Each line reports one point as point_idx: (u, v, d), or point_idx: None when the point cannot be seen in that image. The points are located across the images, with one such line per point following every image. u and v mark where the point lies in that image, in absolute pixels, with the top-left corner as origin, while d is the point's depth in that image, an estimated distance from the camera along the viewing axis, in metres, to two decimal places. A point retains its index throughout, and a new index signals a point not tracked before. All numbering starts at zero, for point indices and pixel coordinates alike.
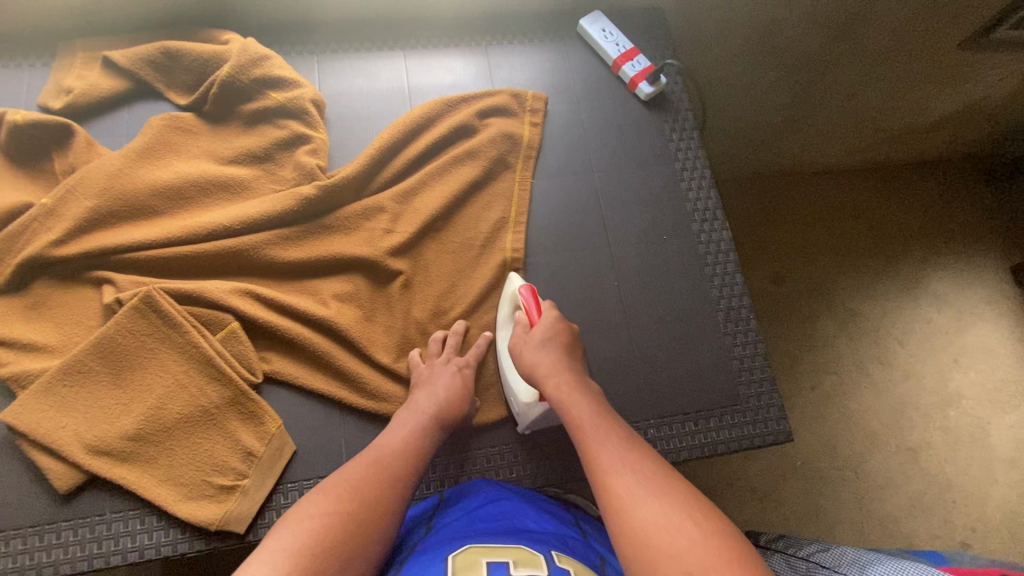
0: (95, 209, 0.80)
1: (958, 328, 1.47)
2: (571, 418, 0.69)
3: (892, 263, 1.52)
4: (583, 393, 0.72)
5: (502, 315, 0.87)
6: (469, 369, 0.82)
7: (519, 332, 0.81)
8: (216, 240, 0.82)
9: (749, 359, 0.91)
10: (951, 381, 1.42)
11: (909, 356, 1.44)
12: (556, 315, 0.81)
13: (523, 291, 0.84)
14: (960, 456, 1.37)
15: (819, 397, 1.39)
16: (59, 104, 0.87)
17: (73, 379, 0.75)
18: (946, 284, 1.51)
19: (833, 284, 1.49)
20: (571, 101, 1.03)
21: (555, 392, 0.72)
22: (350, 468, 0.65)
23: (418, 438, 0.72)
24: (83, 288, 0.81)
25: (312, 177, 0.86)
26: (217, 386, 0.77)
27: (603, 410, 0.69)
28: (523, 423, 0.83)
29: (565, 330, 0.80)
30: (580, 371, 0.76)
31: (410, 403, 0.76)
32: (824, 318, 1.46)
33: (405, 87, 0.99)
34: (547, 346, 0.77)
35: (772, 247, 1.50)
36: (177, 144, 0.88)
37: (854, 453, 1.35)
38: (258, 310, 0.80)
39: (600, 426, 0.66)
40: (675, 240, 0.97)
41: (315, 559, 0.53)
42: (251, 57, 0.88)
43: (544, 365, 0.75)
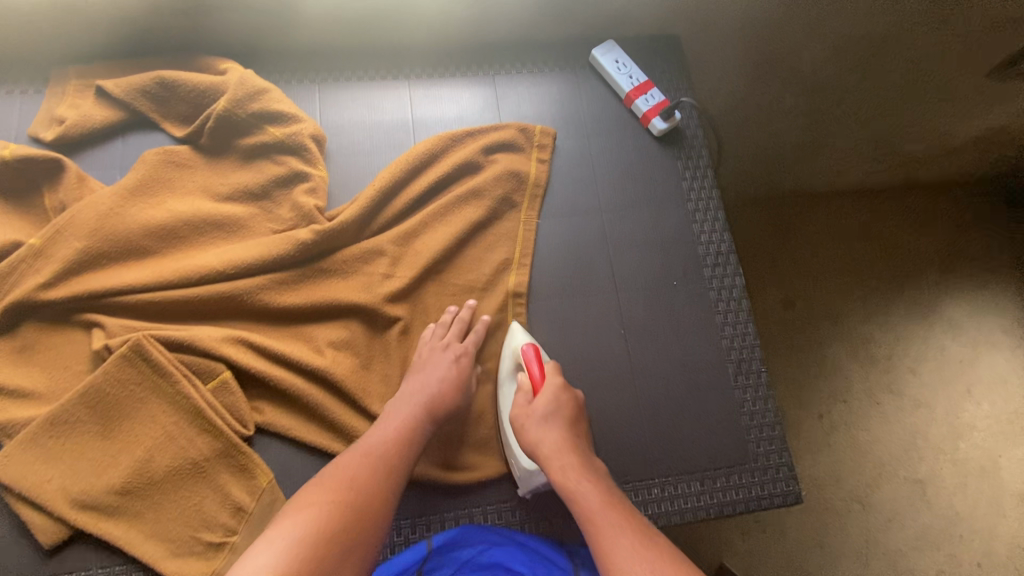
0: (85, 251, 0.77)
1: (970, 358, 1.39)
2: (580, 507, 0.68)
3: (906, 285, 1.42)
4: (588, 476, 0.71)
5: (504, 371, 0.84)
6: (466, 356, 0.81)
7: (521, 401, 0.79)
8: (209, 284, 0.79)
9: (759, 416, 0.88)
10: (962, 412, 1.36)
11: (920, 386, 1.37)
12: (560, 382, 0.78)
13: (525, 349, 0.81)
14: (971, 492, 1.32)
15: (827, 425, 1.34)
16: (52, 136, 0.85)
17: (58, 430, 0.73)
18: (963, 313, 1.41)
19: (844, 309, 1.39)
20: (580, 136, 0.99)
21: (561, 478, 0.71)
22: (348, 459, 0.68)
23: (414, 427, 0.73)
24: (73, 331, 0.78)
25: (310, 220, 0.83)
26: (208, 439, 0.75)
27: (610, 498, 0.69)
28: (526, 489, 0.79)
29: (569, 402, 0.77)
30: (583, 448, 0.75)
31: (406, 391, 0.77)
32: (833, 345, 1.37)
33: (409, 119, 0.95)
34: (551, 421, 0.75)
35: (782, 267, 1.41)
36: (171, 179, 0.85)
37: (861, 484, 1.31)
38: (250, 359, 0.77)
39: (611, 519, 0.66)
40: (685, 287, 0.93)
41: (317, 548, 0.58)
42: (248, 90, 0.84)
43: (549, 446, 0.74)
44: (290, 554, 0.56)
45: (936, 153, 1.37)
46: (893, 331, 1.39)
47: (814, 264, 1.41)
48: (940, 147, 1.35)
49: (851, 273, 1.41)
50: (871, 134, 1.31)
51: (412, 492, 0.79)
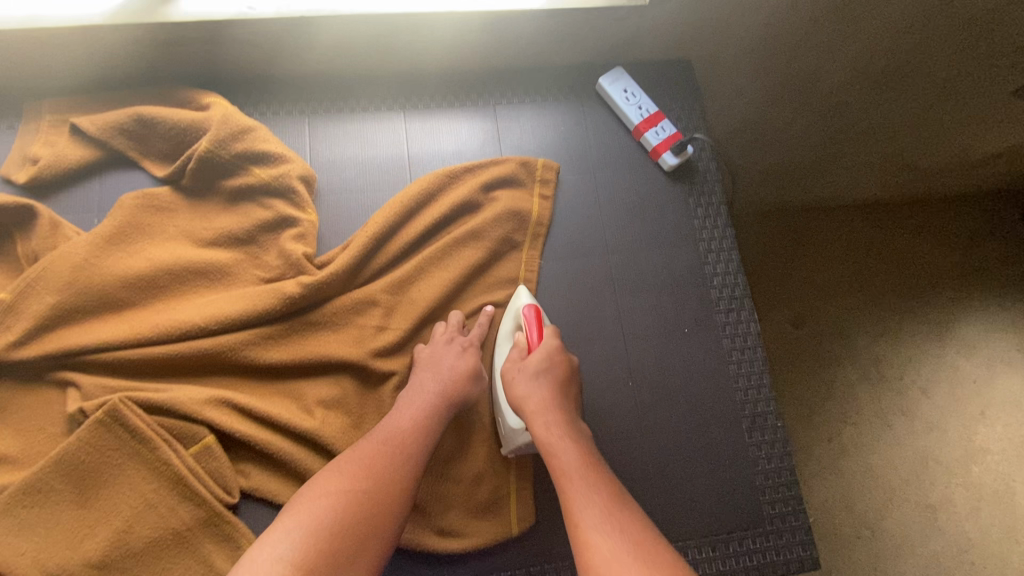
0: (58, 306, 0.72)
1: (986, 377, 1.31)
2: (556, 464, 0.68)
3: (919, 303, 1.36)
4: (570, 434, 0.71)
5: (503, 330, 0.83)
6: (473, 347, 0.80)
7: (514, 357, 0.78)
8: (189, 341, 0.74)
9: (774, 475, 0.84)
10: (975, 435, 1.27)
11: (933, 408, 1.29)
12: (556, 345, 0.77)
13: (525, 310, 0.80)
14: (989, 519, 1.23)
15: (837, 449, 1.26)
16: (24, 178, 0.80)
17: (32, 500, 0.68)
18: (977, 330, 1.34)
19: (854, 325, 1.33)
20: (586, 170, 0.93)
21: (542, 433, 0.71)
22: (365, 446, 0.68)
23: (428, 415, 0.72)
24: (47, 390, 0.74)
25: (299, 268, 0.78)
26: (190, 507, 0.71)
27: (589, 457, 0.69)
28: (510, 448, 0.77)
29: (562, 363, 0.76)
30: (568, 407, 0.74)
31: (415, 384, 0.75)
32: (846, 364, 1.31)
33: (406, 155, 0.90)
34: (540, 379, 0.74)
35: (793, 283, 1.35)
36: (151, 225, 0.80)
37: (871, 509, 1.22)
38: (234, 422, 0.73)
39: (585, 479, 0.66)
40: (697, 334, 0.88)
41: (332, 541, 0.59)
42: (233, 129, 0.79)
43: (535, 399, 0.73)
44: (304, 544, 0.58)
45: (961, 160, 1.24)
46: (906, 349, 1.32)
47: (824, 281, 1.36)
48: (965, 155, 1.23)
49: (861, 289, 1.36)
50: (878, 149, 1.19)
51: (406, 560, 0.74)
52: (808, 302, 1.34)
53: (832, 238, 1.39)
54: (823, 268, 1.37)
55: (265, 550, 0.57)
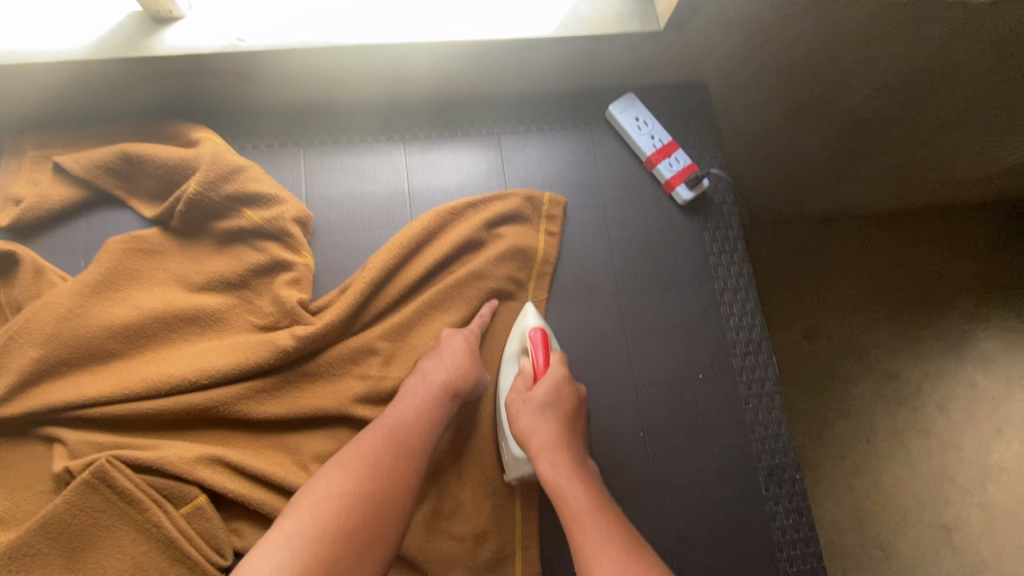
0: (42, 360, 0.69)
1: (1004, 394, 1.23)
2: (565, 506, 0.65)
3: (935, 318, 1.26)
4: (578, 475, 0.68)
5: (509, 352, 0.80)
6: (473, 333, 0.78)
7: (519, 385, 0.75)
8: (179, 394, 0.71)
9: (791, 530, 0.80)
10: (991, 453, 1.20)
11: (949, 426, 1.21)
12: (563, 375, 0.73)
13: (534, 333, 0.76)
14: (1003, 540, 1.17)
15: (850, 468, 1.20)
16: (6, 220, 0.76)
17: (18, 564, 0.66)
18: (995, 342, 1.25)
19: (870, 342, 1.25)
20: (595, 204, 0.89)
21: (550, 474, 0.67)
22: (367, 441, 0.65)
23: (431, 408, 0.69)
24: (34, 446, 0.71)
25: (293, 317, 0.75)
26: (182, 570, 0.68)
27: (599, 498, 0.66)
28: (512, 476, 0.75)
29: (570, 394, 0.73)
30: (576, 446, 0.71)
31: (418, 373, 0.73)
32: (858, 379, 1.23)
33: (406, 189, 0.86)
34: (546, 413, 0.71)
35: (806, 297, 1.27)
36: (139, 270, 0.76)
37: (883, 530, 1.17)
38: (227, 481, 0.70)
39: (597, 523, 0.63)
40: (712, 379, 0.84)
41: (336, 546, 0.56)
42: (222, 169, 0.75)
43: (539, 438, 0.70)
44: (305, 552, 0.55)
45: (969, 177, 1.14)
46: (924, 369, 1.24)
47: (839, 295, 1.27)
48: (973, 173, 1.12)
49: (877, 306, 1.27)
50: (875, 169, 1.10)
51: None
52: (819, 313, 1.26)
53: (849, 253, 1.27)
54: (840, 281, 1.27)
55: (264, 559, 0.54)
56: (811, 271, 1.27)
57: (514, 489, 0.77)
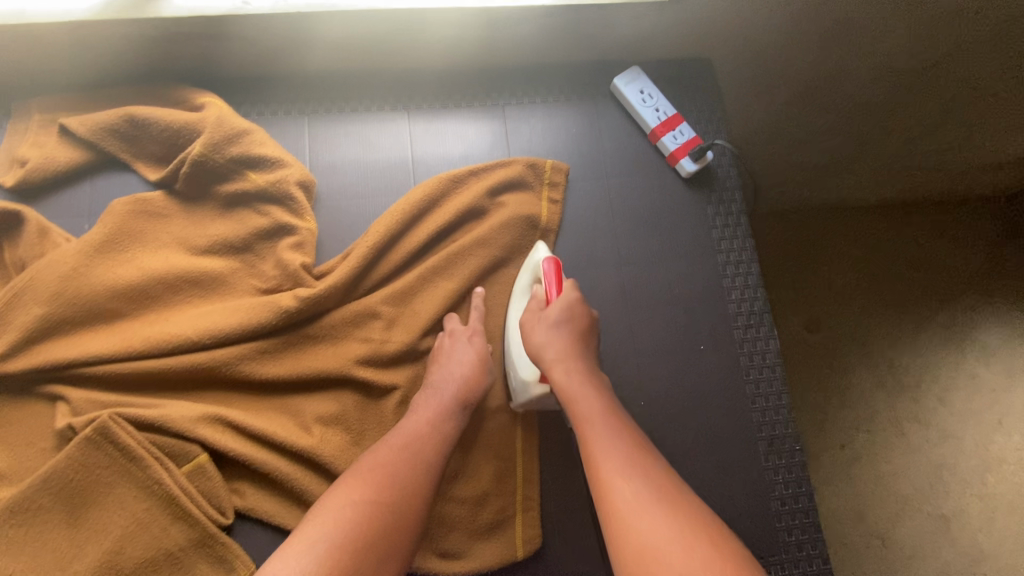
0: (45, 318, 0.69)
1: (1006, 386, 1.22)
2: (577, 410, 0.66)
3: (937, 309, 1.26)
4: (591, 382, 0.68)
5: (520, 284, 0.81)
6: (479, 334, 0.78)
7: (533, 307, 0.75)
8: (182, 354, 0.71)
9: (790, 501, 0.80)
10: (991, 444, 1.20)
11: (950, 418, 1.21)
12: (578, 297, 0.73)
13: (546, 264, 0.76)
14: (1004, 531, 1.16)
15: (849, 456, 1.20)
16: (12, 181, 0.77)
17: (20, 519, 0.66)
18: (1000, 334, 1.24)
19: (871, 333, 1.25)
20: (599, 176, 0.89)
21: (563, 381, 0.68)
22: (384, 452, 0.65)
23: (445, 418, 0.70)
24: (36, 404, 0.71)
25: (296, 280, 0.75)
26: (183, 527, 0.68)
27: (609, 404, 0.66)
28: (519, 401, 0.76)
29: (583, 318, 0.73)
30: (589, 360, 0.72)
31: (428, 383, 0.73)
32: (859, 371, 1.24)
33: (409, 158, 0.86)
34: (560, 328, 0.72)
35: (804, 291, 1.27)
36: (144, 231, 0.76)
37: (882, 518, 1.17)
38: (229, 440, 0.70)
39: (609, 426, 0.63)
40: (714, 351, 0.84)
41: (359, 554, 0.56)
42: (226, 133, 0.75)
43: (554, 349, 0.70)
44: (329, 559, 0.54)
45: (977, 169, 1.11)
46: (925, 358, 1.24)
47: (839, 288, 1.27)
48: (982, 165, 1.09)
49: (876, 297, 1.26)
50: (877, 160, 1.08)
51: None
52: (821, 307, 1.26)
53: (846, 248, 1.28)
54: (841, 274, 1.28)
55: (285, 564, 0.54)
56: (808, 263, 1.27)
57: (516, 454, 0.77)
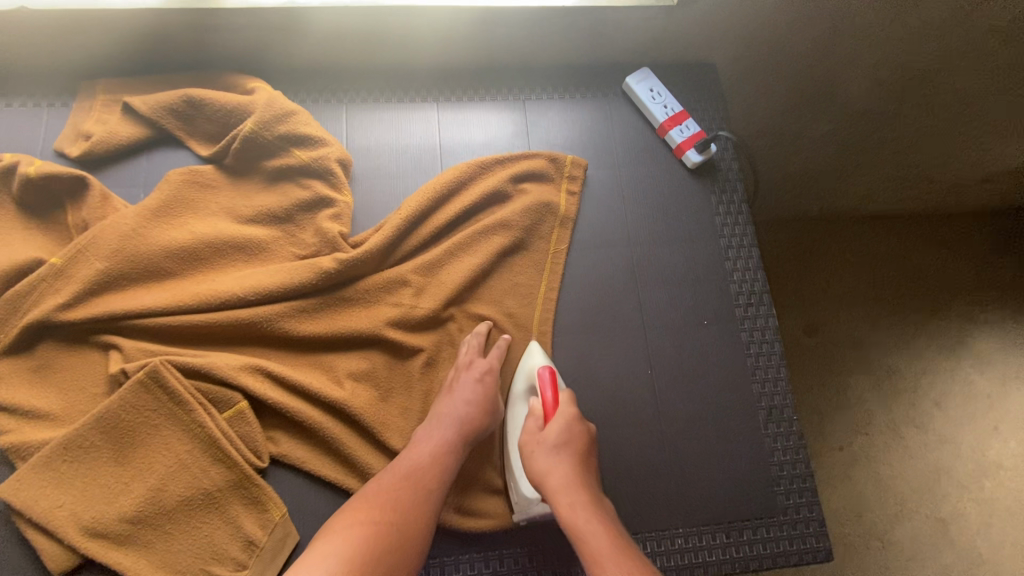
0: (105, 272, 0.76)
1: (1000, 393, 1.27)
2: (583, 544, 0.66)
3: (934, 315, 1.32)
4: (595, 512, 0.69)
5: (516, 391, 0.83)
6: (491, 374, 0.80)
7: (531, 426, 0.76)
8: (227, 309, 0.77)
9: (789, 467, 0.85)
10: (987, 450, 1.24)
11: (947, 423, 1.26)
12: (573, 413, 0.75)
13: (542, 371, 0.78)
14: (1001, 536, 1.20)
15: (849, 458, 1.24)
16: (77, 152, 0.84)
17: (72, 455, 0.71)
18: (991, 343, 1.30)
19: (869, 339, 1.30)
20: (612, 165, 0.97)
21: (568, 513, 0.69)
22: (390, 478, 0.69)
23: (449, 449, 0.73)
24: (90, 352, 0.77)
25: (334, 246, 0.82)
26: (222, 469, 0.73)
27: (617, 538, 0.66)
28: (521, 515, 0.77)
29: (582, 433, 0.75)
30: (592, 486, 0.72)
31: (436, 413, 0.76)
32: (857, 375, 1.28)
33: (436, 144, 0.94)
34: (560, 451, 0.73)
35: (805, 293, 1.33)
36: (195, 200, 0.84)
37: (881, 519, 1.20)
38: (268, 389, 0.76)
39: (617, 560, 0.63)
40: (717, 326, 0.90)
41: (368, 569, 0.59)
42: (276, 112, 0.83)
43: (556, 477, 0.71)
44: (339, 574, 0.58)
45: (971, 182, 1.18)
46: (922, 364, 1.29)
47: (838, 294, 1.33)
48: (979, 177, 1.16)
49: (874, 304, 1.32)
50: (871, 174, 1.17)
51: None
52: (824, 314, 1.31)
53: (843, 255, 1.34)
54: (841, 283, 1.33)
55: None
56: (808, 268, 1.33)
57: None
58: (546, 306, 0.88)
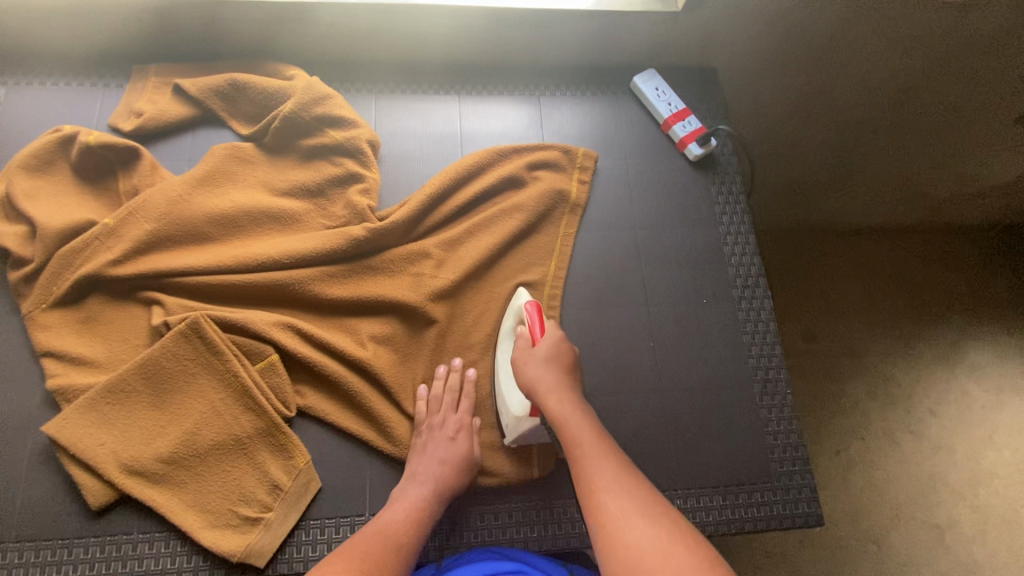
0: (153, 233, 0.83)
1: (993, 401, 1.32)
2: (570, 436, 0.71)
3: (926, 320, 1.38)
4: (582, 412, 0.74)
5: (506, 327, 0.88)
6: (466, 431, 0.82)
7: (521, 345, 0.83)
8: (263, 271, 0.84)
9: (782, 436, 0.90)
10: (981, 458, 1.28)
11: (941, 427, 1.30)
12: (561, 335, 0.82)
13: (529, 305, 0.85)
14: (994, 542, 1.22)
15: (845, 461, 1.26)
16: (130, 126, 0.92)
17: (114, 398, 0.77)
18: (982, 351, 1.35)
19: (864, 344, 1.35)
20: (620, 157, 1.04)
21: (558, 409, 0.74)
22: (366, 533, 0.69)
23: (422, 508, 0.74)
24: (134, 306, 0.83)
25: (363, 218, 0.89)
26: (252, 417, 0.79)
27: (600, 431, 0.72)
28: (512, 436, 0.82)
29: (568, 351, 0.81)
30: (577, 391, 0.78)
31: (412, 473, 0.78)
32: (854, 379, 1.32)
33: (458, 133, 1.02)
34: (549, 365, 0.78)
35: (803, 297, 1.38)
36: (236, 173, 0.91)
37: (877, 522, 1.22)
38: (297, 344, 0.82)
39: (598, 448, 0.69)
40: (715, 304, 0.96)
41: None
42: (314, 96, 0.90)
43: (545, 382, 0.77)
44: None
45: (963, 192, 1.28)
46: (915, 371, 1.34)
47: (834, 299, 1.39)
48: (970, 186, 1.26)
49: (869, 310, 1.38)
50: (867, 179, 1.27)
51: None
52: (818, 318, 1.37)
53: (839, 262, 1.41)
54: (836, 287, 1.39)
55: None
56: (807, 273, 1.40)
57: None
58: (557, 284, 0.94)
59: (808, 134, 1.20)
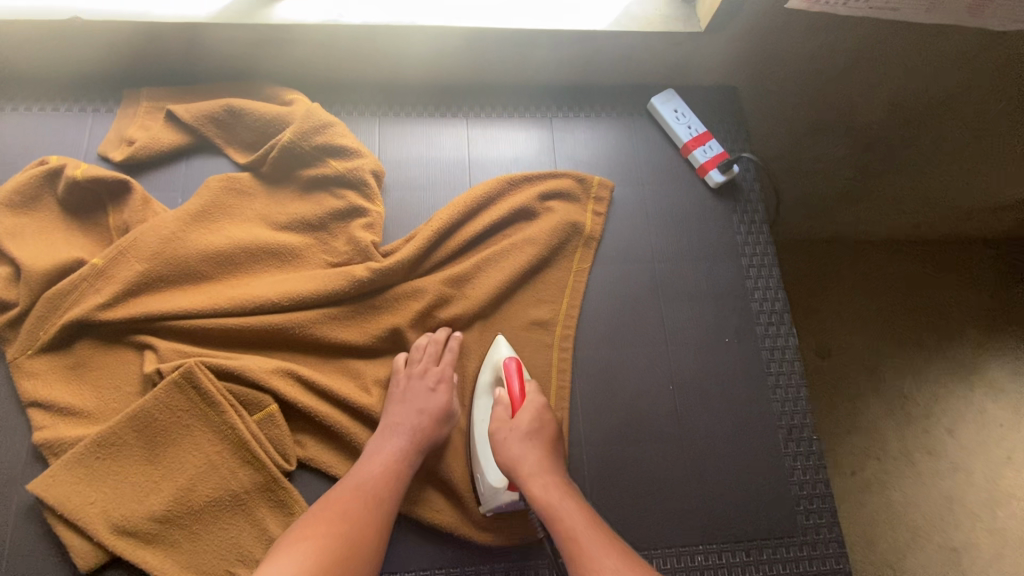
0: (146, 273, 0.78)
1: (1016, 421, 1.25)
2: (561, 523, 0.67)
3: (948, 340, 1.30)
4: (569, 495, 0.70)
5: (482, 382, 0.83)
6: (447, 383, 0.80)
7: (501, 413, 0.77)
8: (262, 315, 0.79)
9: (808, 487, 0.85)
10: (1001, 478, 1.21)
11: (960, 448, 1.23)
12: (543, 404, 0.77)
13: (508, 362, 0.80)
14: (1015, 568, 1.15)
15: (860, 482, 1.22)
16: (120, 156, 0.87)
17: (105, 453, 0.73)
18: (1004, 369, 1.27)
19: (882, 362, 1.29)
20: (636, 184, 0.99)
21: (543, 497, 0.69)
22: (339, 493, 0.68)
23: (399, 460, 0.73)
24: (125, 351, 0.79)
25: (366, 255, 0.84)
26: (249, 471, 0.74)
27: (593, 514, 0.68)
28: (488, 506, 0.77)
29: (550, 422, 0.77)
30: (562, 470, 0.74)
31: (389, 423, 0.76)
32: (869, 400, 1.27)
33: (466, 158, 0.96)
34: (531, 441, 0.74)
35: (822, 317, 1.33)
36: (232, 206, 0.86)
37: (892, 549, 1.17)
38: (297, 393, 0.77)
39: (592, 535, 0.65)
40: (738, 343, 0.91)
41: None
42: (314, 123, 0.85)
43: (528, 464, 0.72)
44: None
45: (988, 207, 1.20)
46: (933, 391, 1.27)
47: (850, 317, 1.32)
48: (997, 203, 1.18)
49: (889, 331, 1.31)
50: (891, 195, 1.18)
51: (448, 543, 0.78)
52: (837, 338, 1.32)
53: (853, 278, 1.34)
54: (855, 305, 1.33)
55: None
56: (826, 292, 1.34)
57: None
58: (570, 322, 0.89)
59: (828, 152, 1.15)
